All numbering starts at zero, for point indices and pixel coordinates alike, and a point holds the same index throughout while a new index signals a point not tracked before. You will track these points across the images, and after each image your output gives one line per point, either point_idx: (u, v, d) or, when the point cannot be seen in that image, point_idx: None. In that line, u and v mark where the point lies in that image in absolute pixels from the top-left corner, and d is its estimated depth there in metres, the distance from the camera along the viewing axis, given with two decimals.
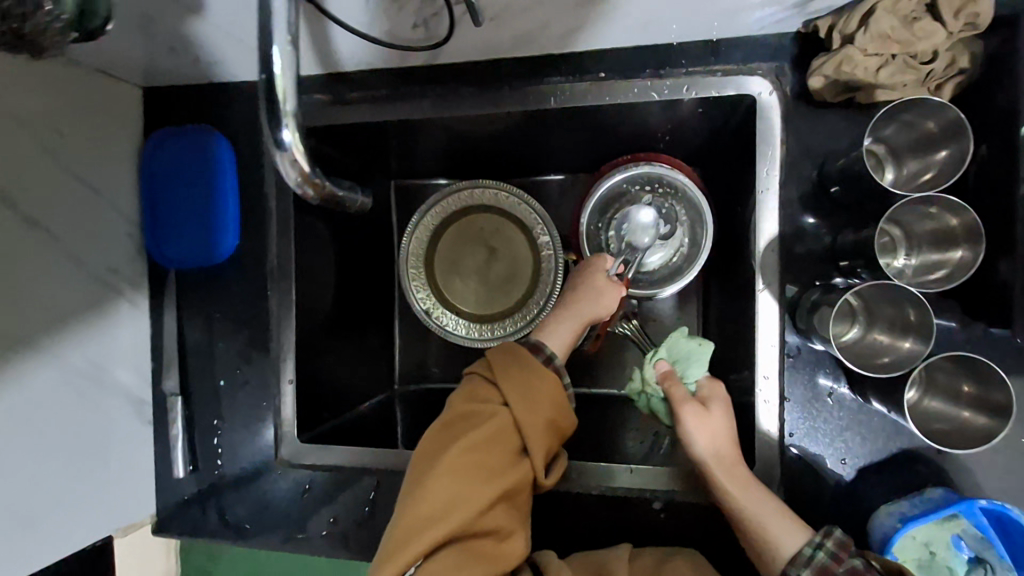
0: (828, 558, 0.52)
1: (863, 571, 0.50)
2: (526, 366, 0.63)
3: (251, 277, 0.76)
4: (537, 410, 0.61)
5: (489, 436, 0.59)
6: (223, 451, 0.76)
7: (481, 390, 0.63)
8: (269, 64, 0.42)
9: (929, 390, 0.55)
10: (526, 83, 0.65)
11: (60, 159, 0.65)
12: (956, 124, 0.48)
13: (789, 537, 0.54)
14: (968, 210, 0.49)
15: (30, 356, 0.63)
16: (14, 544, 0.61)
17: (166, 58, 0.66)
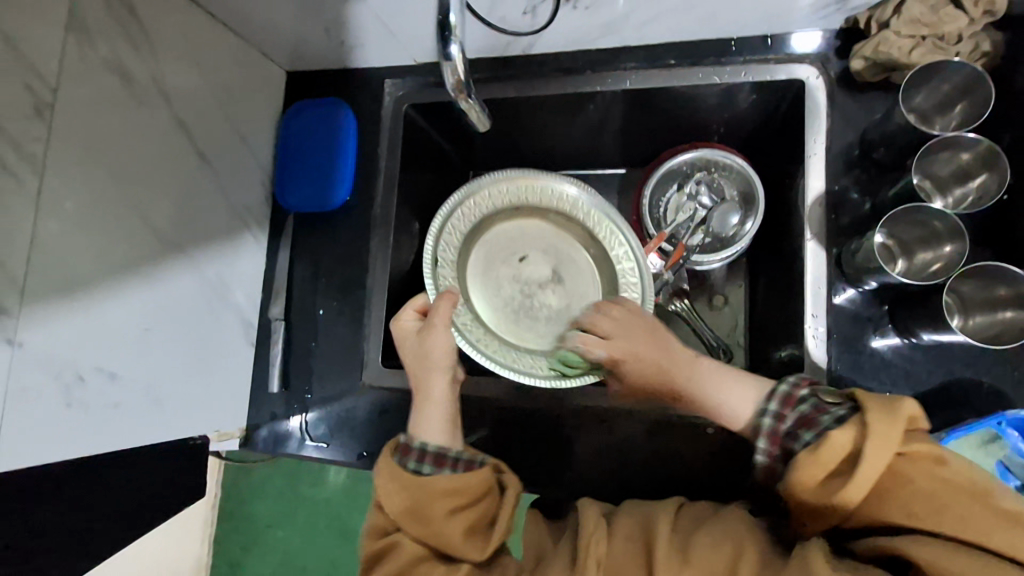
0: (774, 419, 0.57)
1: (806, 417, 0.55)
2: (386, 469, 0.63)
3: (356, 224, 0.89)
4: (432, 502, 0.60)
5: (408, 567, 0.59)
6: (313, 373, 0.86)
7: (375, 519, 0.63)
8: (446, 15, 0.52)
9: (969, 313, 0.62)
10: (608, 68, 0.79)
11: (226, 110, 0.81)
12: (975, 78, 0.60)
13: (745, 406, 0.59)
14: (981, 139, 0.59)
15: (182, 258, 0.75)
16: (150, 416, 0.70)
17: (317, 38, 0.83)
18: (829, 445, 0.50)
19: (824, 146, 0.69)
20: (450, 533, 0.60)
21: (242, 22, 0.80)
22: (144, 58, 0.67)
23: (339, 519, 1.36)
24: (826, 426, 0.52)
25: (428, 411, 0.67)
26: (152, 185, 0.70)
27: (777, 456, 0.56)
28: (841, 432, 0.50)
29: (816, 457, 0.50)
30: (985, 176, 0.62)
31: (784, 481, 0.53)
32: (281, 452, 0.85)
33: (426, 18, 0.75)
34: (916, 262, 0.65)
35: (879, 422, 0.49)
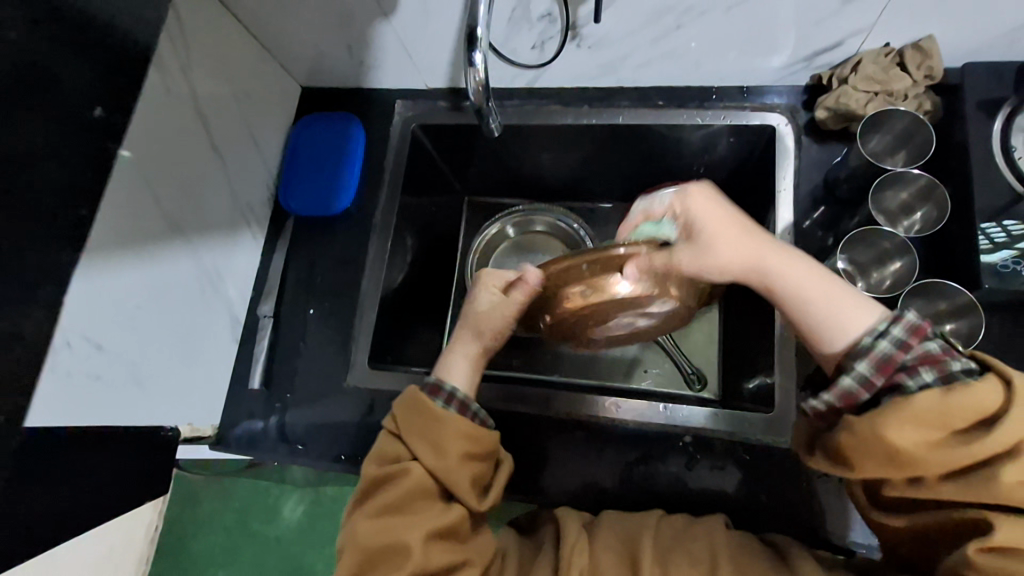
0: (895, 346, 0.52)
1: (933, 355, 0.51)
2: (423, 409, 0.66)
3: (353, 230, 0.92)
4: (447, 439, 0.64)
5: (413, 494, 0.63)
6: (296, 374, 0.85)
7: (391, 447, 0.67)
8: (475, 19, 0.60)
9: (919, 329, 0.68)
10: (603, 104, 0.87)
11: (243, 112, 0.86)
12: (919, 125, 0.69)
13: (853, 325, 0.55)
14: (921, 176, 0.67)
15: (181, 242, 0.76)
16: (129, 397, 0.69)
17: (338, 56, 0.89)
18: (963, 401, 0.48)
19: (793, 183, 0.77)
20: (454, 472, 0.63)
21: (270, 35, 0.86)
22: (183, 50, 0.71)
23: (291, 557, 1.28)
24: (956, 375, 0.50)
25: (459, 357, 0.71)
26: (169, 167, 0.72)
27: (879, 384, 0.52)
28: (988, 386, 0.48)
29: (946, 406, 0.48)
30: (925, 209, 0.71)
31: (876, 418, 0.50)
32: (255, 452, 0.82)
33: (443, 45, 0.82)
34: (872, 279, 0.72)
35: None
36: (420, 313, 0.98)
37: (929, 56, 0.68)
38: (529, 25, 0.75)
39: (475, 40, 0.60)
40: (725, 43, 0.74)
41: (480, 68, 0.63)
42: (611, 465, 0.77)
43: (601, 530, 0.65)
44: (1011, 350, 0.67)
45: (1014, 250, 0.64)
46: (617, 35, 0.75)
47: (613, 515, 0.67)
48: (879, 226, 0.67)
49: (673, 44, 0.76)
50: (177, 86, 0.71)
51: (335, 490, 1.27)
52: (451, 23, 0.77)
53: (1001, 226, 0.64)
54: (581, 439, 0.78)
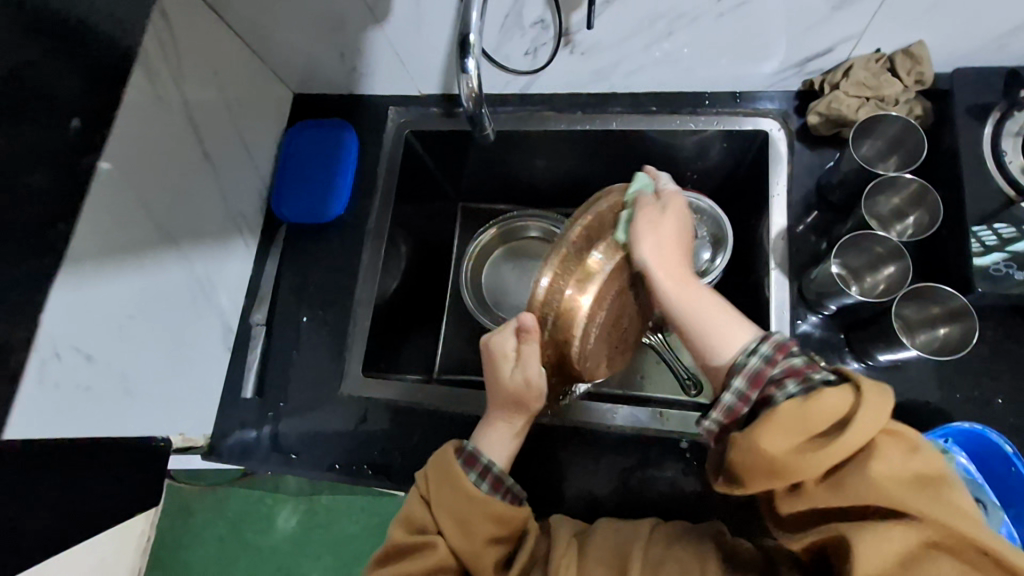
0: (762, 361, 0.53)
1: (796, 368, 0.51)
2: (453, 481, 0.63)
3: (346, 237, 0.91)
4: (477, 519, 0.62)
5: (432, 571, 0.60)
6: (289, 382, 0.85)
7: (418, 515, 0.64)
8: (467, 25, 0.60)
9: (913, 333, 0.69)
10: (596, 111, 0.87)
11: (235, 119, 0.85)
12: (910, 131, 0.70)
13: (726, 348, 0.56)
14: (913, 180, 0.68)
15: (173, 251, 0.75)
16: (118, 408, 0.68)
17: (331, 62, 0.89)
18: (823, 408, 0.47)
19: (785, 188, 0.77)
20: (479, 553, 0.61)
21: (263, 42, 0.86)
22: (174, 58, 0.71)
23: (285, 568, 1.27)
24: (815, 383, 0.49)
25: (493, 433, 0.68)
26: (160, 175, 0.71)
27: (753, 399, 0.52)
28: (835, 393, 0.47)
29: (804, 413, 0.47)
30: (917, 214, 0.71)
31: (748, 436, 0.48)
32: (247, 462, 0.81)
33: (436, 52, 0.82)
34: (866, 284, 0.73)
35: (873, 391, 0.47)
36: (414, 320, 0.97)
37: (919, 62, 0.69)
38: (522, 32, 0.75)
39: (467, 46, 0.60)
40: (717, 49, 0.74)
41: (472, 75, 0.63)
42: (608, 473, 0.76)
43: (597, 540, 0.64)
44: (1004, 354, 0.68)
45: (1005, 254, 0.64)
46: (609, 41, 0.75)
47: (608, 526, 0.67)
48: (872, 230, 0.67)
49: (665, 51, 0.76)
50: (169, 95, 0.71)
51: (329, 500, 1.26)
52: (444, 30, 0.77)
53: (992, 230, 0.65)
54: (575, 447, 0.77)
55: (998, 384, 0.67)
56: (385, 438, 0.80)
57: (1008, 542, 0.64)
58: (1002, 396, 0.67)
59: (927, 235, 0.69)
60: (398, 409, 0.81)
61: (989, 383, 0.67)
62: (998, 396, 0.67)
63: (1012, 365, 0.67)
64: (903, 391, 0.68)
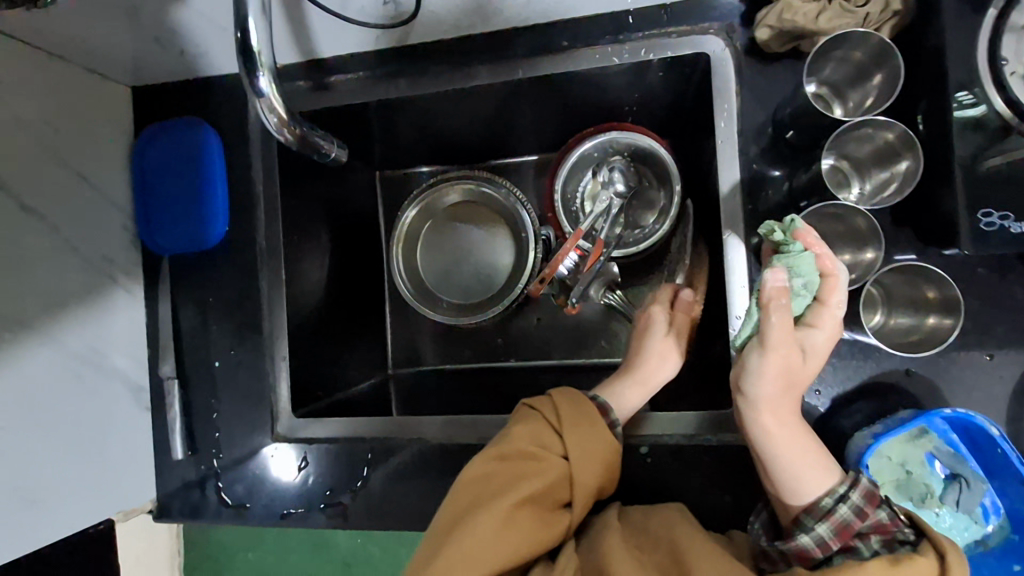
0: (851, 510, 0.53)
1: (886, 526, 0.51)
2: (592, 416, 0.61)
3: (239, 261, 0.78)
4: (598, 452, 0.59)
5: (545, 493, 0.56)
6: (219, 433, 0.78)
7: (543, 434, 0.60)
8: (244, 22, 0.49)
9: (892, 308, 0.61)
10: (496, 55, 0.69)
11: (52, 150, 0.68)
12: (884, 49, 0.53)
13: (815, 490, 0.54)
14: (896, 123, 0.53)
15: (28, 338, 0.65)
16: (20, 517, 0.63)
17: (151, 51, 0.70)
18: (911, 572, 0.46)
19: (736, 129, 0.62)
20: (588, 482, 0.59)
21: (52, 42, 0.66)
22: None
23: None
24: (901, 546, 0.49)
25: (635, 386, 0.67)
26: None
27: (834, 549, 0.52)
28: (931, 563, 0.46)
29: (891, 572, 0.46)
30: (910, 160, 0.55)
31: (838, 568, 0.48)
32: (199, 521, 0.77)
33: None
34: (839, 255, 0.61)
35: (963, 573, 0.46)
36: (347, 328, 0.88)
37: None
38: None
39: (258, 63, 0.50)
40: None
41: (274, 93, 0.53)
42: None
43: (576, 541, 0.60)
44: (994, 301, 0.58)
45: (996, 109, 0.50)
46: None
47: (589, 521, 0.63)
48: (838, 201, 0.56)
49: None
50: None
51: None
52: None
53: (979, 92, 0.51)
54: None
55: (986, 338, 0.59)
56: (333, 476, 0.74)
57: (991, 514, 0.59)
58: (990, 351, 0.59)
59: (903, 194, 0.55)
60: (341, 445, 0.75)
61: (977, 337, 0.59)
62: (986, 352, 0.58)
63: (1002, 313, 0.58)
64: (879, 364, 0.59)
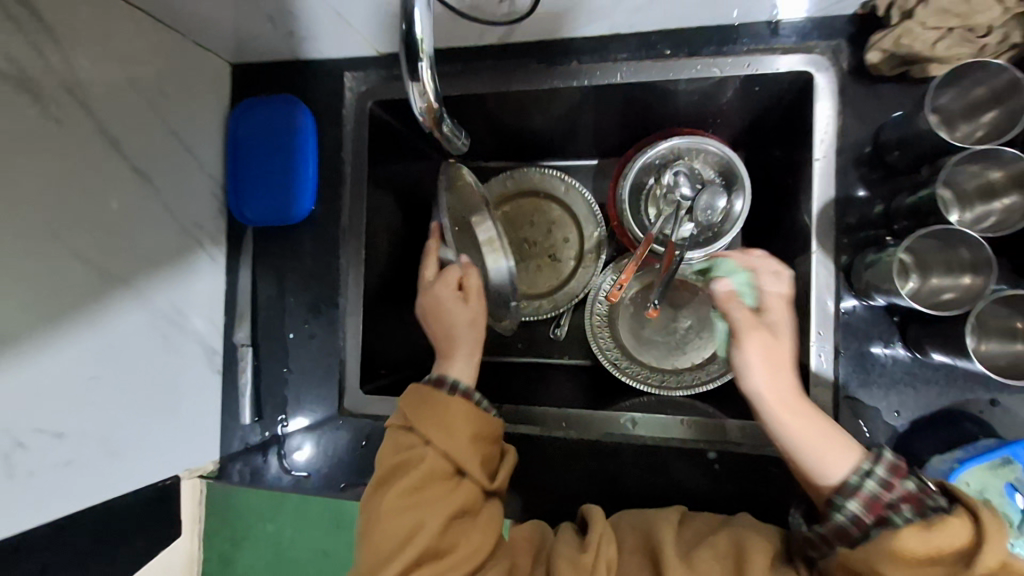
0: (880, 486, 0.50)
1: (914, 494, 0.48)
2: (432, 402, 0.66)
3: (321, 238, 0.81)
4: (455, 423, 0.64)
5: (422, 479, 0.61)
6: (285, 401, 0.80)
7: (402, 438, 0.65)
8: (410, 13, 0.49)
9: (985, 336, 0.57)
10: (593, 58, 0.70)
11: (160, 118, 0.71)
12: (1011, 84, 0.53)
13: (834, 466, 0.52)
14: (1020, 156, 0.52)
15: (126, 293, 0.67)
16: (92, 465, 0.63)
17: (261, 28, 0.72)
18: (943, 536, 0.45)
19: (834, 147, 0.63)
20: (463, 455, 0.63)
21: (173, 14, 0.69)
22: (53, 70, 0.57)
23: None
24: (934, 510, 0.47)
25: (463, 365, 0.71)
26: (81, 219, 0.62)
27: (868, 524, 0.49)
28: (959, 522, 0.45)
29: (930, 541, 0.45)
30: (1012, 196, 0.56)
31: (870, 545, 0.48)
32: (260, 484, 0.79)
33: (385, 7, 0.65)
34: (930, 282, 0.61)
35: (993, 525, 0.44)
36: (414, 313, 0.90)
37: None
38: None
39: (418, 53, 0.49)
40: None
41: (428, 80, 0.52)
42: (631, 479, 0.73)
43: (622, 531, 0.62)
44: None
45: None
46: None
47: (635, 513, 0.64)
48: (949, 224, 0.55)
49: None
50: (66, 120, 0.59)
51: None
52: None
53: None
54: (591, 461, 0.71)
55: None
56: None
57: None
58: None
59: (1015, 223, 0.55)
60: None
61: None
62: None
63: None
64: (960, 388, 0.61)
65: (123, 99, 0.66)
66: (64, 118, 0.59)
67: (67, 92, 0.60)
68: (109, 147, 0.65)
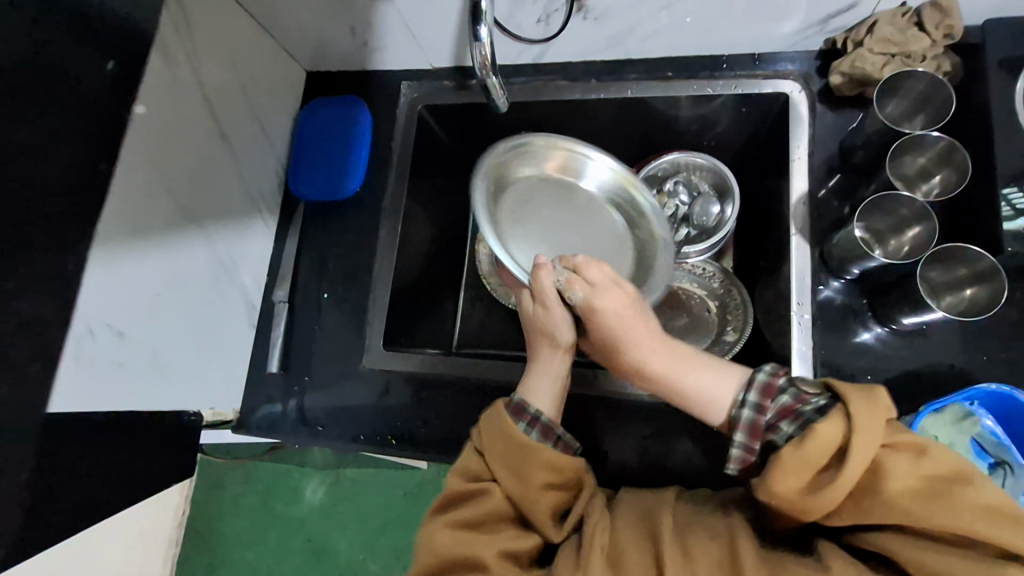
0: (753, 411, 0.57)
1: (786, 407, 0.55)
2: (509, 437, 0.64)
3: (364, 215, 0.92)
4: (533, 470, 0.63)
5: (484, 519, 0.63)
6: (312, 357, 0.87)
7: (472, 462, 0.67)
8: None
9: (938, 295, 0.69)
10: (610, 78, 0.85)
11: (250, 102, 0.85)
12: (936, 85, 0.68)
13: (722, 394, 0.60)
14: (942, 138, 0.67)
15: (196, 232, 0.76)
16: (149, 389, 0.70)
17: (341, 37, 0.88)
18: (817, 441, 0.50)
19: (807, 151, 0.76)
20: (537, 502, 0.63)
21: (272, 18, 0.85)
22: (188, 67, 0.70)
23: (315, 539, 1.43)
24: (809, 417, 0.53)
25: (541, 377, 0.69)
26: (180, 173, 0.71)
27: (756, 448, 0.56)
28: (829, 423, 0.50)
29: (804, 453, 0.50)
30: (944, 172, 0.71)
31: (763, 481, 0.52)
32: (276, 435, 0.84)
33: (447, 22, 0.82)
34: (889, 247, 0.73)
35: (863, 416, 0.49)
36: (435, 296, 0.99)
37: (948, 15, 0.66)
38: None
39: (481, 13, 0.60)
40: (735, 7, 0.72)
41: (486, 42, 0.62)
42: (629, 446, 0.77)
43: (620, 507, 0.64)
44: None
45: None
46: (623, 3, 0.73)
47: (633, 494, 0.67)
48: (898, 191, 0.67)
49: (683, 10, 0.74)
50: (186, 96, 0.71)
51: (355, 473, 1.43)
52: None
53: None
54: (593, 419, 0.78)
55: None
56: (409, 409, 0.82)
57: None
58: None
59: (957, 193, 0.68)
60: (419, 379, 0.83)
61: (1017, 344, 0.68)
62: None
63: None
64: (926, 353, 0.69)
65: (230, 93, 0.80)
66: (184, 96, 0.71)
67: (197, 87, 0.73)
68: (211, 119, 0.77)
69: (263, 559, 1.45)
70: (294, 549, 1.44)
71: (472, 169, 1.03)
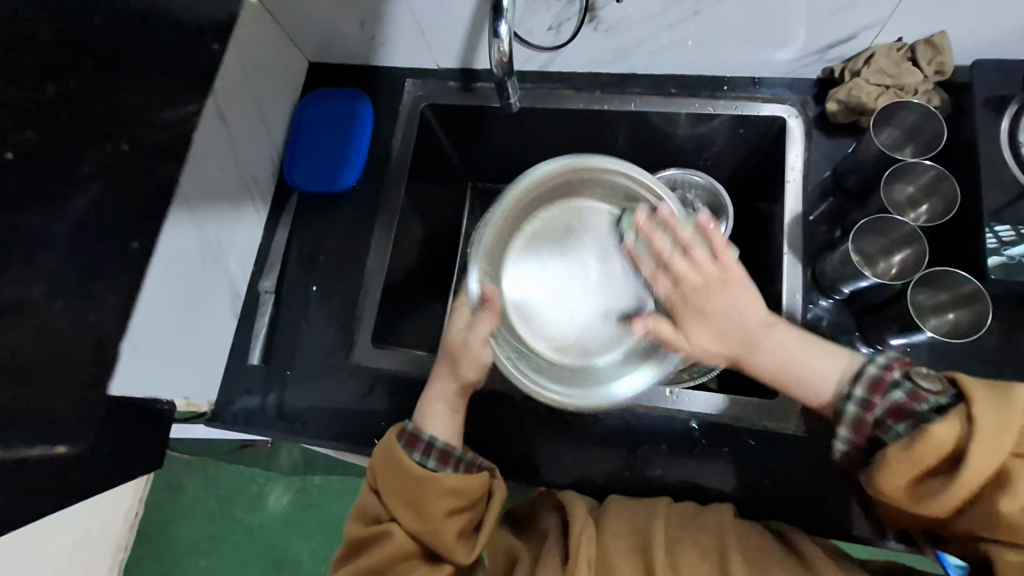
0: (860, 407, 0.59)
1: (899, 406, 0.57)
2: (399, 468, 0.66)
3: (360, 209, 0.91)
4: (431, 500, 0.64)
5: (383, 564, 0.64)
6: (296, 350, 0.84)
7: (371, 504, 0.68)
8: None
9: (924, 317, 0.72)
10: (614, 91, 0.87)
11: (252, 89, 0.83)
12: (929, 116, 0.72)
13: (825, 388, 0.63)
14: (931, 167, 0.70)
15: (187, 215, 0.73)
16: (131, 371, 0.67)
17: (349, 30, 0.88)
18: (929, 445, 0.52)
19: (801, 174, 0.78)
20: (445, 530, 0.64)
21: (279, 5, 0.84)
22: None
23: (277, 547, 1.37)
24: (925, 417, 0.55)
25: (436, 401, 0.71)
26: (176, 150, 0.69)
27: (862, 444, 0.60)
28: (944, 427, 0.51)
29: (913, 455, 0.52)
30: (931, 202, 0.74)
31: (874, 480, 0.57)
32: (253, 430, 0.81)
33: (459, 23, 0.82)
34: (878, 267, 0.75)
35: (988, 424, 0.50)
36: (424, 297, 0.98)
37: (940, 52, 0.70)
38: (547, 6, 0.74)
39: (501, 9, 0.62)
40: (741, 31, 0.74)
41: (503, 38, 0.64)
42: (612, 461, 0.75)
43: (609, 522, 0.64)
44: (1009, 343, 0.71)
45: (1005, 257, 0.67)
46: (635, 18, 0.75)
47: (619, 507, 0.66)
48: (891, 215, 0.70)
49: (691, 30, 0.76)
50: None
51: (323, 481, 1.38)
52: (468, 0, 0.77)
53: (995, 232, 0.67)
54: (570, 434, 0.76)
55: (1003, 371, 0.70)
56: (393, 408, 0.80)
57: None
58: (1007, 384, 0.70)
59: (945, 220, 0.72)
60: (405, 379, 0.80)
61: (995, 369, 0.71)
62: (1003, 384, 0.70)
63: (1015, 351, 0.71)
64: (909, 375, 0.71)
65: (233, 78, 0.78)
66: None
67: None
68: (212, 102, 0.75)
69: (218, 568, 1.37)
70: (253, 558, 1.37)
71: (469, 174, 1.02)
